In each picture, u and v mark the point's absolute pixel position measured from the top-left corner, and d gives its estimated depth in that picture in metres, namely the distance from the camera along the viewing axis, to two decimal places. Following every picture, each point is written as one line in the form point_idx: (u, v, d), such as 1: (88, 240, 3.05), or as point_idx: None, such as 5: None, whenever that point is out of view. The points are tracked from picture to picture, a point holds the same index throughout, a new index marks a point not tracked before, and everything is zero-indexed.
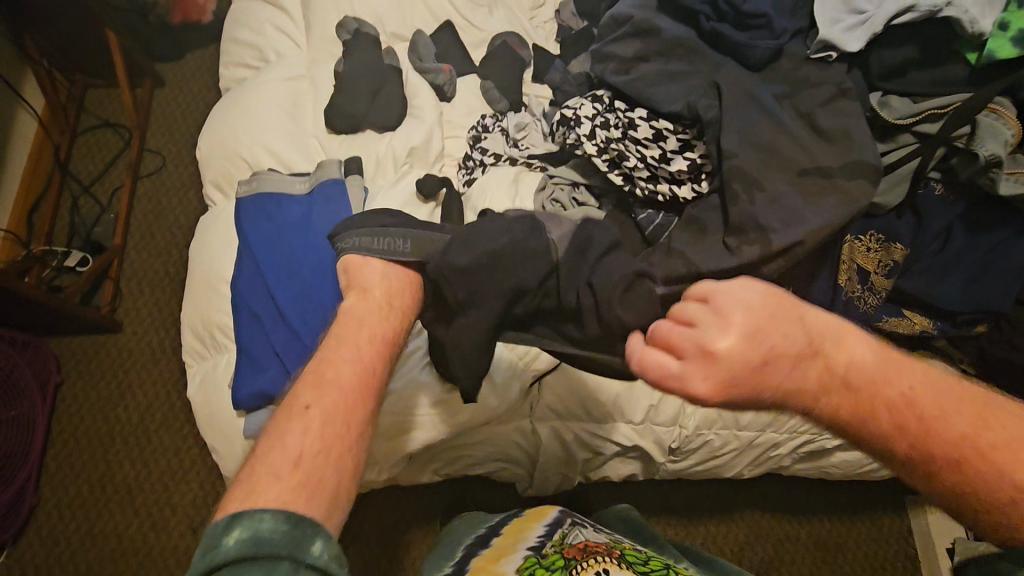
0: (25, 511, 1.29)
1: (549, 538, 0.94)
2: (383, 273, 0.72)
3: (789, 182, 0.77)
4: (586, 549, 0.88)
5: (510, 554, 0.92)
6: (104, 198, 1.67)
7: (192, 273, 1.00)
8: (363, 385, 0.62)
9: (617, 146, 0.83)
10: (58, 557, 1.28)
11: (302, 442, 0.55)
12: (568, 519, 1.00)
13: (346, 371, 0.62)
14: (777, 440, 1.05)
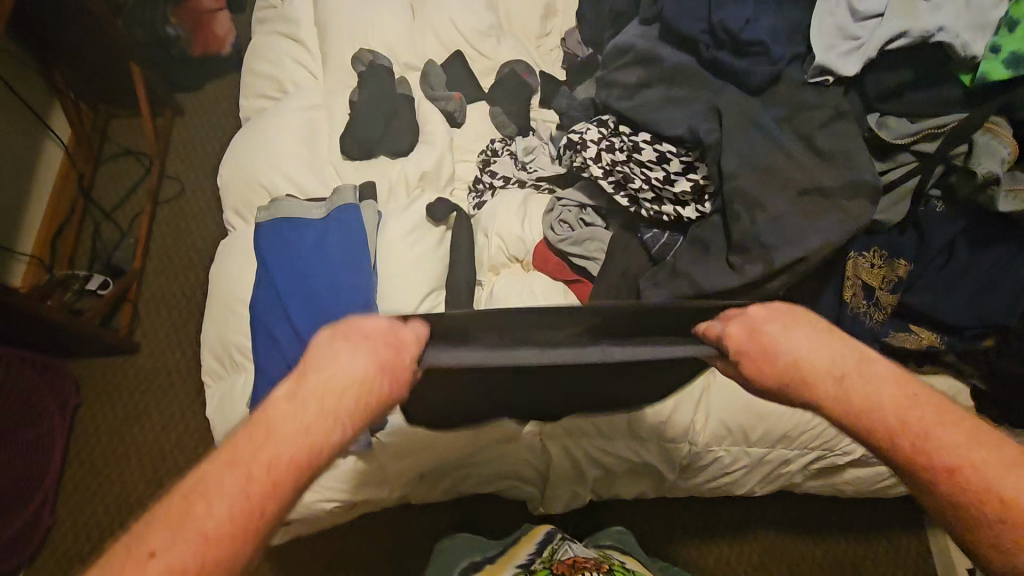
0: (41, 531, 1.31)
1: (538, 556, 1.02)
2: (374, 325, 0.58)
3: (789, 202, 0.79)
4: (575, 564, 0.95)
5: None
6: (125, 223, 1.73)
7: (212, 298, 1.03)
8: (279, 484, 0.47)
9: (622, 168, 0.85)
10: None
11: (223, 534, 0.44)
12: (557, 535, 1.10)
13: (252, 481, 0.46)
14: (788, 456, 1.05)
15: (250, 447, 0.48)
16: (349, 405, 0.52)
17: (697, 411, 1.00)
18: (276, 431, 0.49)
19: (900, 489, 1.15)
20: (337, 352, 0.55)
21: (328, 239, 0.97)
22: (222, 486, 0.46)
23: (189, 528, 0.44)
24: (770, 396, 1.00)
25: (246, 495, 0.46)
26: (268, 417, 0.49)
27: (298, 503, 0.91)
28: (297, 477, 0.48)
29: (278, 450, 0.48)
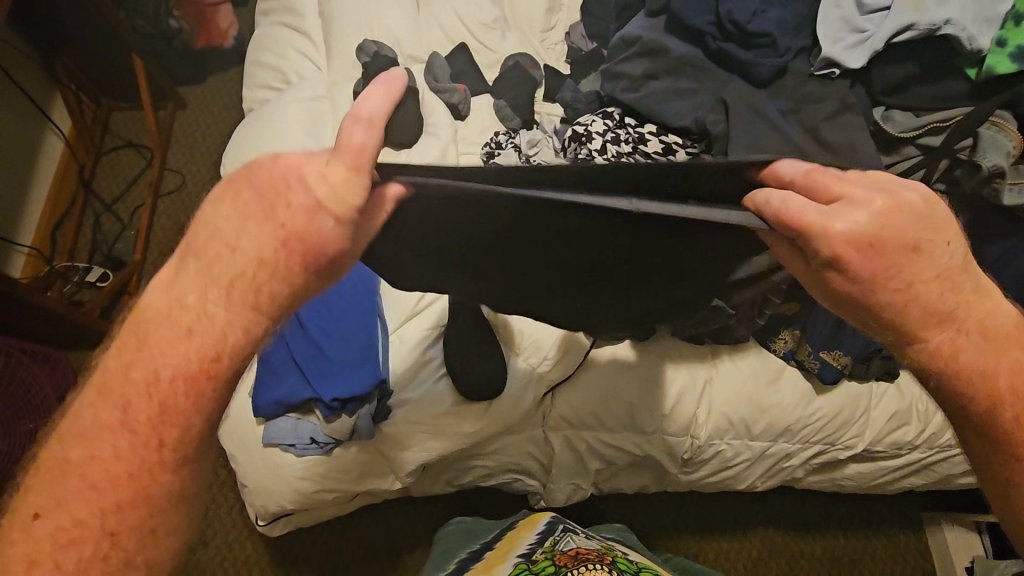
0: None
1: (540, 546, 1.01)
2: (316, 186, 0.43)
3: None
4: (577, 556, 0.94)
5: (502, 564, 0.98)
6: (126, 215, 1.73)
7: None
8: (169, 400, 0.45)
9: (629, 160, 0.84)
10: None
11: (111, 471, 0.45)
12: (560, 525, 1.08)
13: (136, 407, 0.45)
14: (789, 450, 1.05)
15: (119, 374, 0.45)
16: (241, 297, 0.44)
17: (699, 404, 1.00)
18: (152, 348, 0.45)
19: (900, 486, 1.15)
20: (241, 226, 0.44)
21: None
22: (103, 420, 0.45)
23: (77, 469, 0.45)
24: (773, 390, 1.00)
25: (132, 421, 0.45)
26: (138, 340, 0.46)
27: (300, 493, 0.91)
28: (187, 390, 0.45)
29: (156, 366, 0.45)
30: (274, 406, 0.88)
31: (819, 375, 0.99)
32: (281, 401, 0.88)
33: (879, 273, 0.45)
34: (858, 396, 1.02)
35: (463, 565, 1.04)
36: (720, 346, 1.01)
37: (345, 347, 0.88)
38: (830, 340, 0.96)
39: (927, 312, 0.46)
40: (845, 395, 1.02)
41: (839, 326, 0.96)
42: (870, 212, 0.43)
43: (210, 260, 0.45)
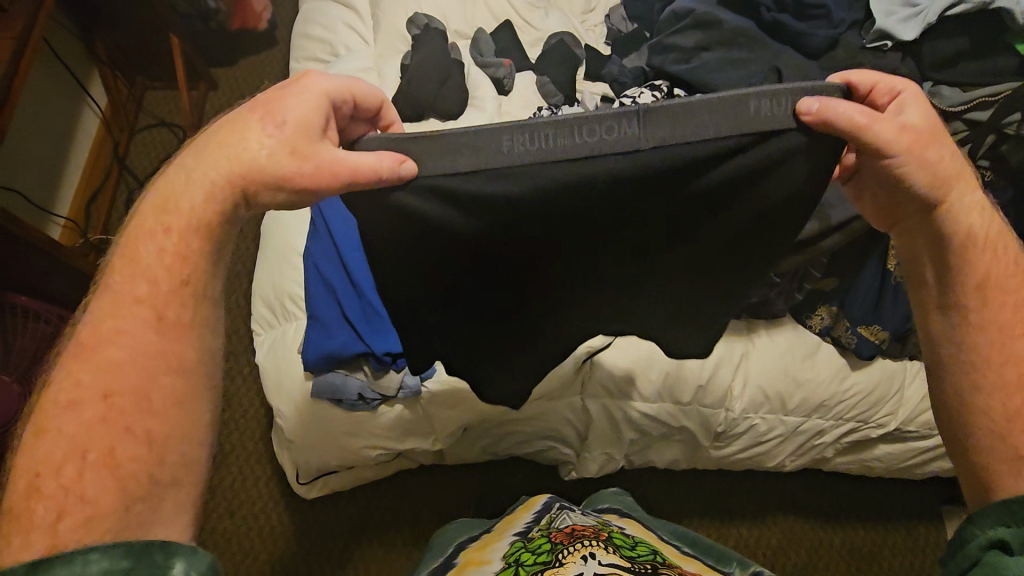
0: None
1: (536, 525, 1.01)
2: (298, 98, 0.53)
3: None
4: (572, 533, 0.89)
5: (497, 545, 0.97)
6: None
7: (264, 246, 1.02)
8: (169, 275, 0.51)
9: None
10: None
11: (126, 350, 0.49)
12: (556, 504, 1.09)
13: (134, 287, 0.50)
14: (821, 427, 1.07)
15: (121, 267, 0.52)
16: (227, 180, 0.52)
17: (735, 377, 1.01)
18: (145, 237, 0.52)
19: (927, 469, 1.16)
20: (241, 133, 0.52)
21: None
22: (112, 304, 0.50)
23: (89, 354, 0.48)
24: (809, 365, 1.02)
25: (134, 298, 0.50)
26: (134, 244, 0.52)
27: (346, 447, 0.95)
28: (180, 268, 0.51)
29: (151, 251, 0.51)
30: (324, 360, 0.90)
31: (856, 350, 1.00)
32: (331, 356, 0.90)
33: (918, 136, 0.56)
34: (892, 373, 1.03)
35: (461, 545, 1.05)
36: (757, 320, 1.02)
37: None
38: (869, 314, 0.96)
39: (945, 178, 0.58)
40: (879, 372, 1.03)
41: (877, 302, 0.96)
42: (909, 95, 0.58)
43: (188, 167, 0.53)
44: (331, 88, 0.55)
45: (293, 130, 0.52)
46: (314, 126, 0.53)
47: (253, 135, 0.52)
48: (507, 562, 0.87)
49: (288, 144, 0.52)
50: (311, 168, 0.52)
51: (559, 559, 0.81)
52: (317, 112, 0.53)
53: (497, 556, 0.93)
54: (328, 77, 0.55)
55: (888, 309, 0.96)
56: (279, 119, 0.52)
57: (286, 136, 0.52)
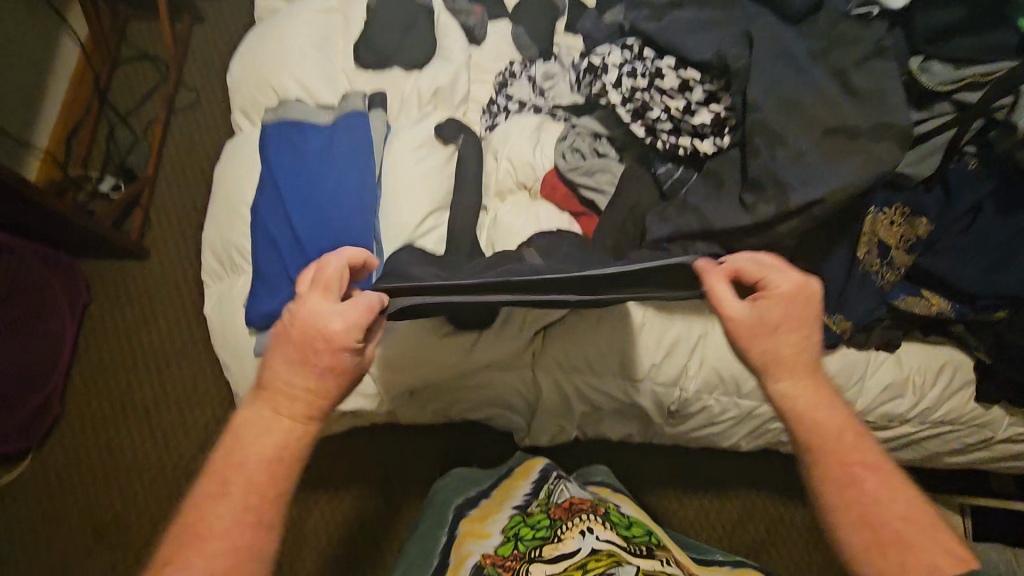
0: (50, 418, 1.52)
1: (535, 498, 0.95)
2: (329, 315, 0.59)
3: (812, 141, 0.71)
4: (571, 508, 0.87)
5: (498, 514, 0.94)
6: (140, 129, 1.75)
7: (214, 196, 1.00)
8: (272, 465, 0.56)
9: (641, 96, 0.81)
10: (85, 443, 1.54)
11: (225, 537, 0.52)
12: (554, 473, 1.01)
13: (240, 481, 0.54)
14: (776, 412, 1.05)
15: (224, 462, 0.55)
16: (304, 407, 0.59)
17: (691, 359, 0.99)
18: (252, 436, 0.57)
19: (886, 459, 1.15)
20: (292, 368, 0.58)
21: (331, 145, 0.94)
22: (210, 495, 0.54)
23: (188, 550, 0.51)
24: None
25: (237, 494, 0.54)
26: (234, 446, 0.56)
27: None
28: (283, 466, 0.56)
29: (250, 450, 0.56)
30: (267, 318, 0.89)
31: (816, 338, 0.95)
32: (272, 314, 0.89)
33: (770, 326, 0.64)
34: (855, 363, 1.00)
35: (461, 513, 0.99)
36: None
37: None
38: (834, 303, 0.92)
39: (785, 365, 0.64)
40: (842, 362, 0.99)
41: (842, 289, 0.91)
42: (779, 290, 0.65)
43: (258, 401, 0.59)
44: (342, 331, 0.59)
45: (341, 372, 0.60)
46: (358, 359, 0.60)
47: (297, 374, 0.58)
48: (506, 537, 0.86)
49: (317, 365, 0.59)
50: (342, 375, 0.60)
51: (558, 534, 0.81)
52: (345, 352, 0.59)
53: (495, 530, 0.89)
54: (335, 311, 0.59)
55: (854, 299, 0.91)
56: (320, 332, 0.58)
57: (317, 357, 0.58)
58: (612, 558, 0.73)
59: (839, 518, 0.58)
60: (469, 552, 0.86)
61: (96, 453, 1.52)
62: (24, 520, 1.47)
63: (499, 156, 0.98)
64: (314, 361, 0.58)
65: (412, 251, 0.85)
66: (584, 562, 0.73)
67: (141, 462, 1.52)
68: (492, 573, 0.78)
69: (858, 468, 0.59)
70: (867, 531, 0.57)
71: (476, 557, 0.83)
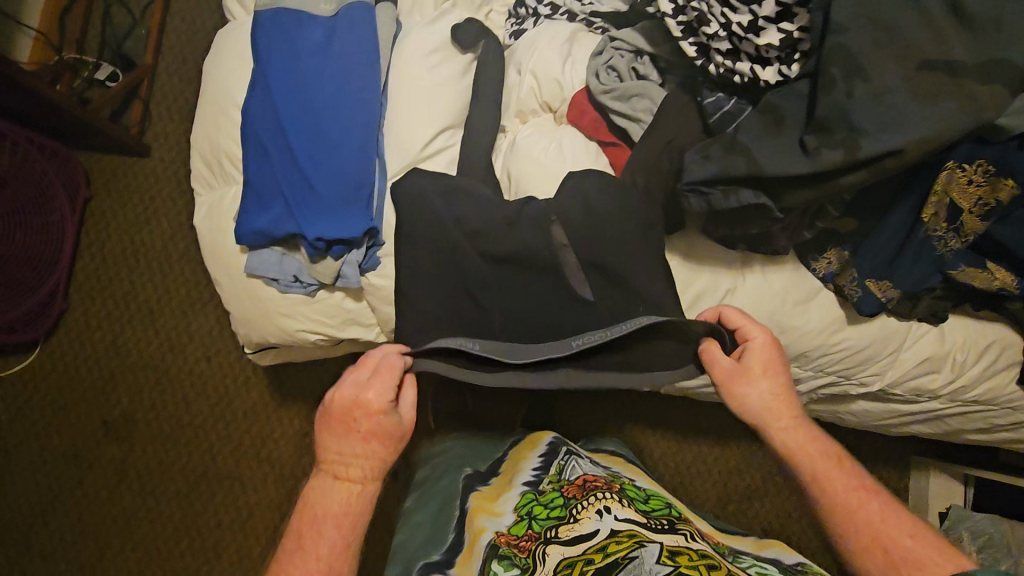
0: (54, 313, 1.51)
1: (546, 473, 0.90)
2: (359, 386, 0.63)
3: (902, 75, 0.59)
4: (585, 486, 0.83)
5: (507, 492, 0.88)
6: (138, 11, 1.61)
7: (202, 93, 0.89)
8: (344, 527, 0.60)
9: (698, 5, 0.69)
10: (89, 341, 1.53)
11: None
12: (563, 447, 0.97)
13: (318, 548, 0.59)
14: (798, 376, 0.98)
15: (300, 524, 0.60)
16: (363, 471, 0.62)
17: None
18: (322, 506, 0.61)
19: (902, 430, 1.09)
20: (344, 438, 0.62)
21: (332, 42, 0.82)
22: (291, 562, 0.58)
23: None
24: (799, 312, 0.90)
25: (315, 556, 0.58)
26: (307, 515, 0.61)
27: (283, 330, 0.88)
28: (350, 528, 0.60)
29: (322, 513, 0.60)
30: (257, 236, 0.82)
31: (857, 305, 0.86)
32: (263, 232, 0.81)
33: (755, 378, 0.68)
34: (892, 333, 0.91)
35: (469, 485, 0.94)
36: (753, 254, 0.89)
37: (337, 181, 0.79)
38: (883, 268, 0.82)
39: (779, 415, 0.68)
40: (879, 329, 0.91)
41: (896, 254, 0.82)
42: (764, 341, 0.69)
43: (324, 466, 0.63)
44: (379, 394, 0.63)
45: (383, 436, 0.63)
46: (395, 421, 0.63)
47: (352, 444, 0.62)
48: (519, 515, 0.81)
49: (360, 434, 0.62)
50: (385, 441, 0.63)
51: (574, 513, 0.77)
52: (382, 416, 0.63)
53: (507, 508, 0.84)
54: (364, 383, 0.64)
55: (906, 266, 0.82)
56: (354, 399, 0.63)
57: (357, 422, 0.62)
58: (633, 540, 0.69)
59: (855, 548, 0.62)
60: (482, 528, 0.82)
61: (100, 351, 1.52)
62: (36, 407, 1.51)
63: (521, 69, 0.86)
64: (359, 431, 0.62)
65: (416, 175, 0.80)
66: (603, 545, 0.69)
67: (145, 364, 1.51)
68: (508, 553, 0.75)
69: (862, 506, 0.63)
70: (880, 557, 0.59)
71: (489, 534, 0.79)
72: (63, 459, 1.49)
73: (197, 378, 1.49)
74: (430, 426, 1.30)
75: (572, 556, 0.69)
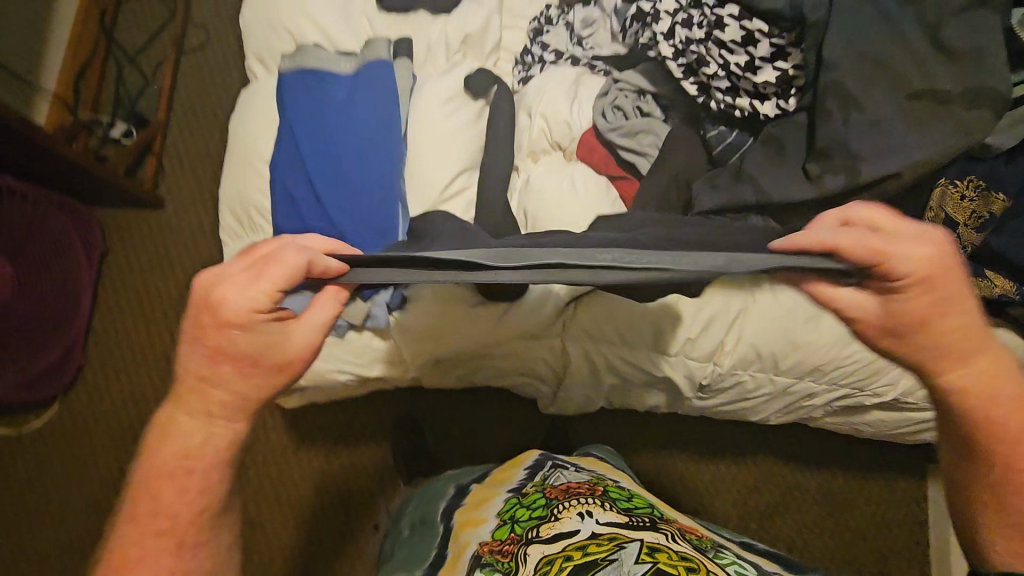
0: (73, 368, 1.52)
1: (530, 480, 0.90)
2: (229, 292, 0.51)
3: (894, 103, 0.64)
4: (568, 489, 0.83)
5: (492, 499, 0.88)
6: (150, 70, 1.68)
7: (228, 149, 0.94)
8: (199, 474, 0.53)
9: (697, 48, 0.73)
10: (108, 393, 1.54)
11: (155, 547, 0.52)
12: (548, 461, 0.95)
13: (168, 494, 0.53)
14: (814, 390, 1.01)
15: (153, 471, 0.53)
16: (225, 403, 0.54)
17: (728, 333, 0.94)
18: (168, 436, 0.53)
19: (918, 438, 1.12)
20: (195, 353, 0.53)
21: (353, 96, 0.87)
22: (141, 510, 0.53)
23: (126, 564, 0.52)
24: (811, 328, 0.93)
25: (166, 500, 0.53)
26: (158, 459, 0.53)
27: (314, 371, 0.92)
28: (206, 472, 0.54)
29: (169, 447, 0.53)
30: None
31: None
32: None
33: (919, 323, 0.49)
34: None
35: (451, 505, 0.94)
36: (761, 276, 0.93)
37: (365, 226, 0.83)
38: None
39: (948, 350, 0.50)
40: None
41: None
42: (925, 259, 0.47)
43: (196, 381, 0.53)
44: (261, 304, 0.51)
45: (246, 355, 0.52)
46: (267, 338, 0.52)
47: (204, 361, 0.52)
48: (501, 522, 0.81)
49: (211, 350, 0.52)
50: (253, 364, 0.53)
51: (555, 514, 0.78)
52: (244, 330, 0.51)
53: (490, 516, 0.84)
54: (230, 289, 0.51)
55: None
56: (213, 311, 0.51)
57: (212, 338, 0.52)
58: (614, 542, 0.69)
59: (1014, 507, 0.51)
60: (466, 542, 0.82)
61: (119, 402, 1.54)
62: (56, 461, 1.51)
63: (532, 112, 0.91)
64: (210, 347, 0.52)
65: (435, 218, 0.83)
66: (584, 545, 0.70)
67: None
68: (490, 561, 0.75)
69: None
70: None
71: (473, 545, 0.79)
72: (82, 513, 1.48)
73: None
74: (451, 459, 1.31)
75: (552, 555, 0.70)
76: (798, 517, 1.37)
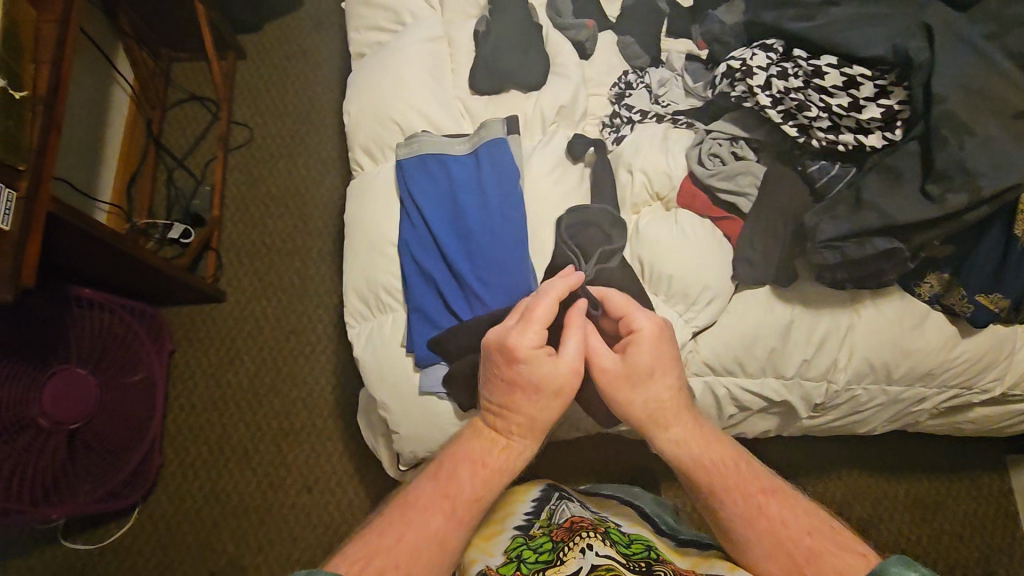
0: (153, 471, 1.42)
1: (537, 517, 0.83)
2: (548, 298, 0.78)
3: (1000, 125, 0.73)
4: (573, 527, 0.76)
5: (499, 534, 0.81)
6: (199, 170, 1.72)
7: (351, 234, 0.99)
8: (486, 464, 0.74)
9: (797, 95, 0.81)
10: (185, 501, 1.44)
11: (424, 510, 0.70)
12: (555, 492, 0.89)
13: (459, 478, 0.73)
14: (924, 394, 1.05)
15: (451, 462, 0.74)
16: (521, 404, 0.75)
17: (841, 350, 0.99)
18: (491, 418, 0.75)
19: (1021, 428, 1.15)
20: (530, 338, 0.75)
21: (475, 176, 0.94)
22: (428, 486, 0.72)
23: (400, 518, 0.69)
24: (917, 335, 0.98)
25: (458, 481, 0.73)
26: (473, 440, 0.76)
27: None
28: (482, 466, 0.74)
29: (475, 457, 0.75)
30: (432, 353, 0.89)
31: (970, 319, 0.96)
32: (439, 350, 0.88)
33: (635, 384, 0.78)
34: (1004, 338, 1.00)
35: None
36: (861, 290, 0.98)
37: (506, 293, 0.88)
38: (990, 281, 0.92)
39: (667, 423, 0.77)
40: (990, 340, 1.00)
41: (999, 268, 0.91)
42: (651, 345, 0.78)
43: (516, 413, 0.75)
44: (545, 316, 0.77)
45: (536, 360, 0.75)
46: (554, 361, 0.75)
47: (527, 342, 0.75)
48: (509, 557, 0.74)
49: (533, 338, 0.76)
50: (542, 362, 0.75)
51: (561, 555, 0.71)
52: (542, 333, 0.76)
53: (497, 551, 0.77)
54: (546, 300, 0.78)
55: (1011, 278, 0.91)
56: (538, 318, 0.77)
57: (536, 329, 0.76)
58: None
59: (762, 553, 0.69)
60: (473, 561, 0.77)
61: (197, 508, 1.44)
62: None
63: (631, 166, 0.96)
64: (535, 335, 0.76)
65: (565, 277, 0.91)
66: None
67: (248, 511, 1.44)
68: None
69: (774, 511, 0.70)
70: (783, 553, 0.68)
71: (479, 566, 0.74)
72: None
73: (301, 513, 1.44)
74: None
75: None
76: (895, 525, 1.34)
